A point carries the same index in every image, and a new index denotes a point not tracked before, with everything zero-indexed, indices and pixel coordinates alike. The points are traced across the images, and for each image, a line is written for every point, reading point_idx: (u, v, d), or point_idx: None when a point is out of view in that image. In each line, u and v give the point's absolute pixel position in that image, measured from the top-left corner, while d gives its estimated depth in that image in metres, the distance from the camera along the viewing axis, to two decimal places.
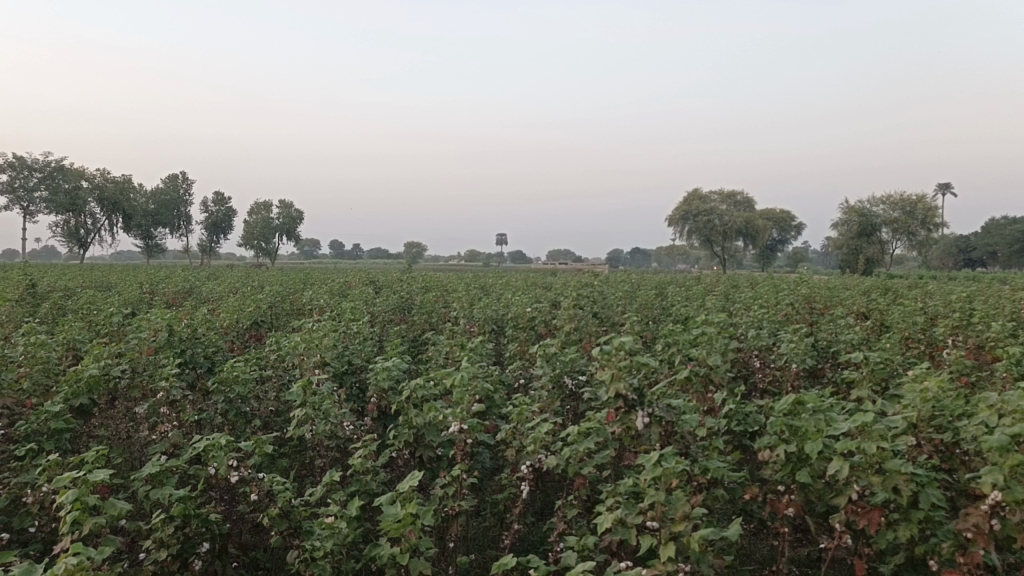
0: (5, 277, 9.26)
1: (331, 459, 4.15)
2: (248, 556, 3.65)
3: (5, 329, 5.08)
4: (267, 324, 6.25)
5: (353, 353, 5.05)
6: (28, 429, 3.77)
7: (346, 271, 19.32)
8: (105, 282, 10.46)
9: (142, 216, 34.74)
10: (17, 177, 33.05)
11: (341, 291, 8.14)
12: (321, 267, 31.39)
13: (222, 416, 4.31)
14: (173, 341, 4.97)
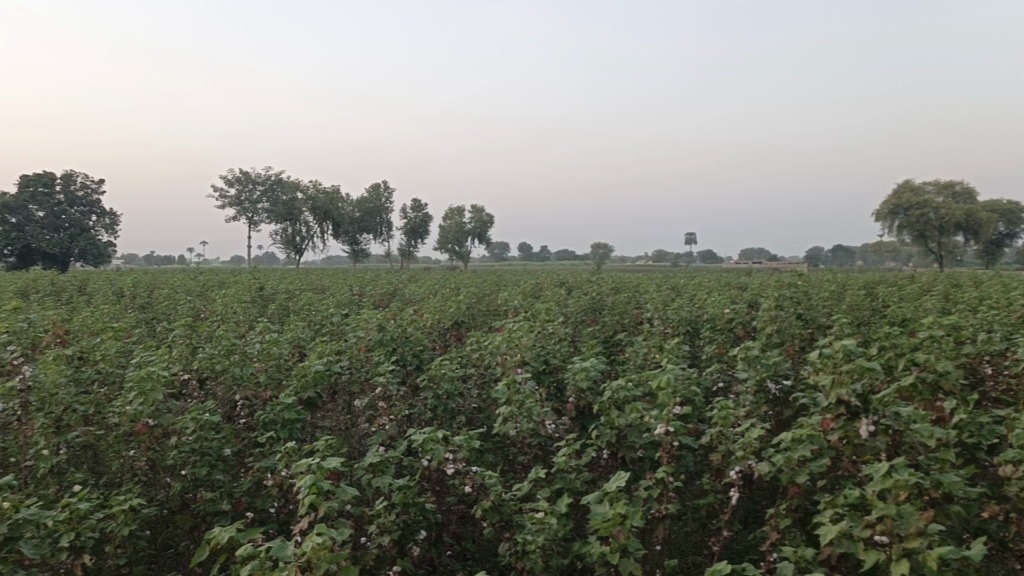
0: (244, 282, 10.28)
1: (534, 457, 4.25)
2: (460, 546, 3.83)
3: (242, 328, 5.62)
4: (467, 324, 6.49)
5: (551, 353, 5.13)
6: (265, 419, 4.18)
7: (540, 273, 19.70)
8: (324, 285, 11.31)
9: (349, 223, 37.29)
10: (244, 191, 36.50)
11: (535, 293, 8.30)
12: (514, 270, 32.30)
13: (432, 411, 4.54)
14: (385, 340, 5.29)
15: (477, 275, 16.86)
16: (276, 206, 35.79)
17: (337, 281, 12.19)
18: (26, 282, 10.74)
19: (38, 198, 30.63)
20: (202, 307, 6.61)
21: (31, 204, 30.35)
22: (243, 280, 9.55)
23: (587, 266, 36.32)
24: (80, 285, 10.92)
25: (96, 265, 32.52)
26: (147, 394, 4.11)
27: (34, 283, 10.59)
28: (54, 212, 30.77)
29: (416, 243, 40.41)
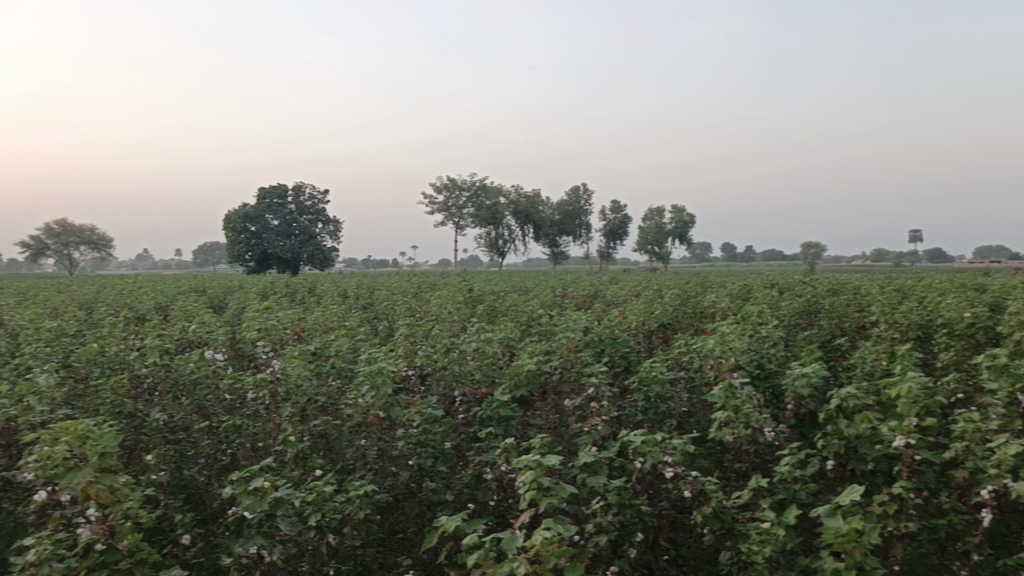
0: (458, 285, 10.76)
1: (751, 464, 4.11)
2: (675, 550, 3.79)
3: (456, 327, 5.89)
4: (674, 327, 6.39)
5: (766, 357, 4.94)
6: (483, 415, 4.36)
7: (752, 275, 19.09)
8: (531, 287, 11.63)
9: (550, 226, 37.94)
10: (451, 198, 38.31)
11: (742, 295, 8.01)
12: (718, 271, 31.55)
13: (643, 413, 4.52)
14: (594, 341, 5.32)
15: (677, 276, 16.55)
16: (481, 211, 37.29)
17: (540, 283, 12.43)
18: (268, 284, 11.86)
19: (274, 207, 33.77)
20: (419, 307, 6.99)
21: (267, 213, 33.54)
22: (452, 282, 10.00)
23: (791, 266, 34.62)
24: (313, 287, 11.92)
25: (322, 268, 35.33)
26: (378, 388, 4.42)
27: (274, 285, 11.68)
28: (287, 221, 33.82)
29: (614, 245, 40.49)
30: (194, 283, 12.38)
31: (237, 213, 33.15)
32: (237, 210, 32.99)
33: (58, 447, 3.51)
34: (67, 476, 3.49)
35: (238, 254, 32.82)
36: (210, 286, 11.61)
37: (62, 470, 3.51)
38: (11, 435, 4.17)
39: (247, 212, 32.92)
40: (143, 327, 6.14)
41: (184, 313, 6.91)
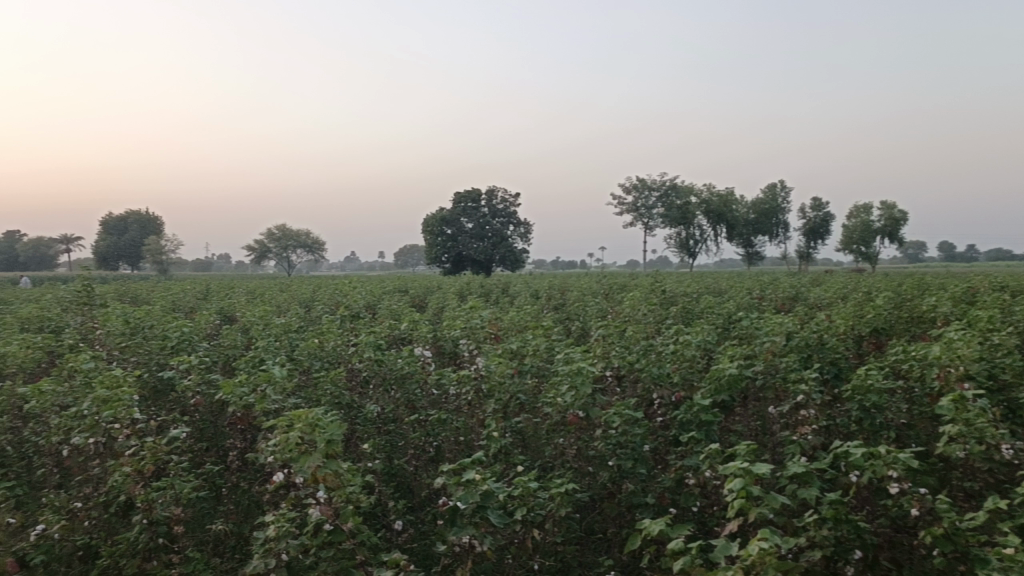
0: (649, 285, 10.70)
1: (984, 484, 3.76)
2: (897, 572, 3.53)
3: (652, 328, 5.84)
4: (888, 332, 5.98)
5: (1000, 368, 4.49)
6: (684, 418, 4.28)
7: (980, 277, 17.47)
8: (728, 288, 11.31)
9: (745, 225, 36.63)
10: (641, 198, 38.11)
11: (967, 299, 7.35)
12: (935, 272, 29.12)
13: (857, 424, 4.26)
14: (799, 346, 5.09)
15: (886, 278, 15.48)
16: (672, 212, 36.72)
17: (738, 284, 12.11)
18: (464, 285, 12.35)
19: (469, 212, 35.18)
20: (613, 309, 7.00)
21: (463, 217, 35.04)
22: (645, 283, 9.93)
23: (1022, 268, 31.29)
24: (507, 288, 12.28)
25: (512, 269, 35.68)
26: (578, 388, 4.44)
27: (470, 286, 12.15)
28: (480, 224, 35.08)
29: (814, 245, 38.44)
30: (397, 283, 13.15)
31: (434, 217, 34.83)
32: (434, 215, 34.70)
33: (292, 433, 3.86)
34: (299, 460, 3.83)
35: (434, 257, 34.44)
36: (412, 287, 12.29)
37: (295, 453, 3.85)
38: (249, 421, 4.63)
39: (444, 216, 34.52)
40: (357, 325, 6.60)
41: (391, 312, 7.35)
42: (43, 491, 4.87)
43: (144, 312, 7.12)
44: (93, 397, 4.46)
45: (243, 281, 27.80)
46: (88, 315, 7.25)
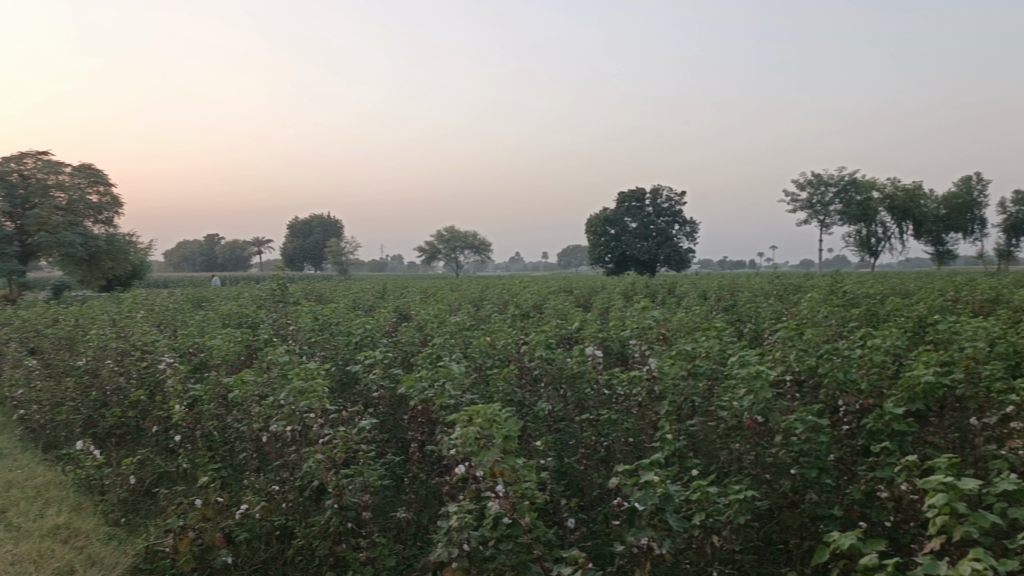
0: (829, 286, 10.23)
1: None
2: None
3: (834, 331, 5.56)
4: None
5: None
6: (874, 427, 4.04)
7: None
8: (917, 289, 10.61)
9: (934, 222, 34.05)
10: (816, 195, 36.38)
11: None
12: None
13: None
14: (1005, 354, 4.67)
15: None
16: (848, 209, 34.74)
17: (931, 286, 11.35)
18: (629, 285, 12.28)
19: (634, 211, 34.88)
20: (789, 310, 6.72)
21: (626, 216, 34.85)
22: (823, 283, 9.51)
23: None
24: (672, 288, 12.09)
25: (676, 269, 34.85)
26: (756, 392, 4.25)
27: (635, 287, 12.07)
28: (644, 223, 34.59)
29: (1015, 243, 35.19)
30: (561, 283, 13.26)
31: (598, 217, 35.09)
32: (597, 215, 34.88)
33: (472, 427, 3.98)
34: (479, 454, 3.94)
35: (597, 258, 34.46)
36: (577, 287, 12.40)
37: (475, 448, 3.97)
38: (429, 415, 4.82)
39: (607, 216, 34.62)
40: (526, 324, 6.71)
41: (559, 312, 7.43)
42: (244, 473, 5.30)
43: (329, 310, 7.58)
44: (290, 387, 4.80)
45: (413, 279, 28.95)
46: (280, 312, 7.84)
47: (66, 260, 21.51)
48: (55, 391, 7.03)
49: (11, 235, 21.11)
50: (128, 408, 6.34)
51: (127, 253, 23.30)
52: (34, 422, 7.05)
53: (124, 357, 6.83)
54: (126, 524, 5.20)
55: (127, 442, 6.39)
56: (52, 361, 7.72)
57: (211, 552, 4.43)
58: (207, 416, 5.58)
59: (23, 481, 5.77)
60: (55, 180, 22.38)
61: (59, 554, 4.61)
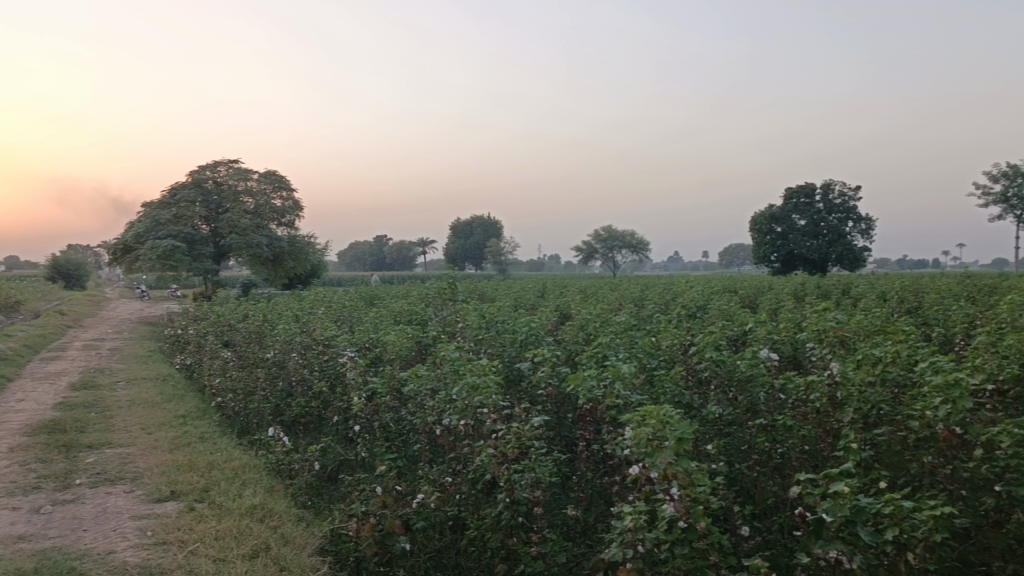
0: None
1: None
2: None
3: None
4: None
5: None
6: None
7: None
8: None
9: None
10: (1012, 187, 33.35)
11: None
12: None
13: None
14: None
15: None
16: None
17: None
18: (798, 285, 11.81)
19: (801, 207, 33.38)
20: (984, 314, 6.21)
21: (794, 214, 33.38)
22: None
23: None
24: (846, 289, 11.50)
25: (852, 269, 32.90)
26: (954, 401, 3.93)
27: (806, 287, 11.61)
28: (814, 220, 32.93)
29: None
30: (726, 283, 12.94)
31: (763, 214, 34.33)
32: (763, 213, 34.16)
33: (646, 428, 3.94)
34: (653, 455, 3.89)
35: (760, 256, 33.35)
36: (745, 288, 12.04)
37: (649, 449, 3.92)
38: (597, 414, 4.83)
39: (773, 214, 33.74)
40: (693, 325, 6.59)
41: (726, 313, 7.24)
42: (418, 465, 5.53)
43: (495, 308, 7.78)
44: (463, 383, 4.98)
45: (573, 279, 29.11)
46: (449, 310, 8.12)
47: (253, 261, 23.22)
48: (248, 381, 7.63)
49: (206, 237, 23.08)
50: (311, 398, 6.79)
51: (306, 254, 24.89)
52: (231, 408, 7.68)
53: (307, 350, 7.31)
54: (312, 506, 5.57)
55: (311, 430, 6.84)
56: (245, 353, 8.38)
57: (390, 538, 4.65)
58: (383, 409, 5.86)
59: (223, 462, 6.30)
60: (244, 186, 24.23)
61: (257, 532, 4.99)
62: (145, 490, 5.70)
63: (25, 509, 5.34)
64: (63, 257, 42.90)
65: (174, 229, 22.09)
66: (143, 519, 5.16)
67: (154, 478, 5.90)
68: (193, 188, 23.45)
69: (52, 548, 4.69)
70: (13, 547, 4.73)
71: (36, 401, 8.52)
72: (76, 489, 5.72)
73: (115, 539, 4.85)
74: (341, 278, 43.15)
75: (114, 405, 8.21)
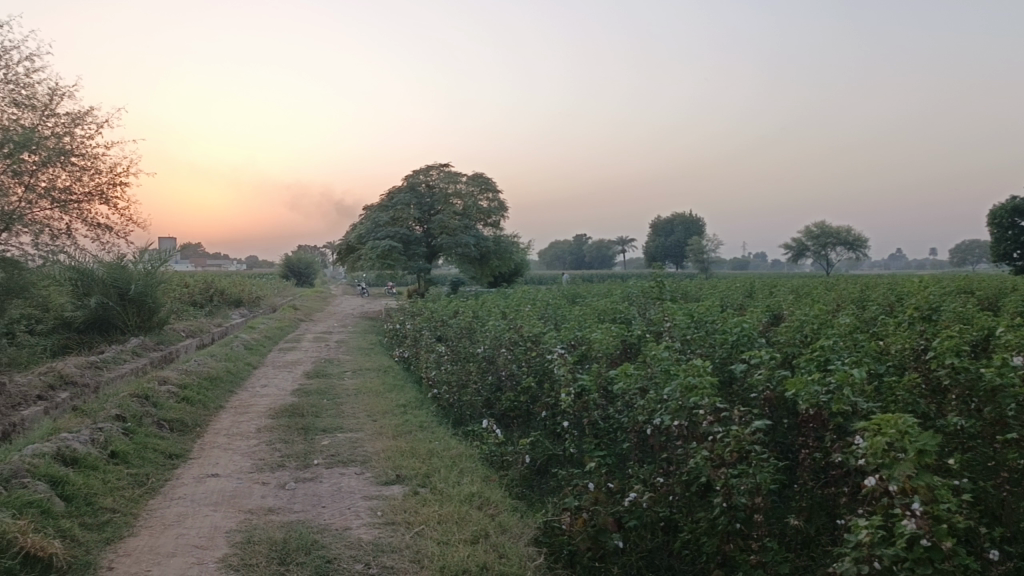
0: None
1: None
2: None
3: None
4: None
5: None
6: None
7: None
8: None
9: None
10: None
11: None
12: None
13: None
14: None
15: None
16: None
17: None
18: None
19: None
20: None
21: None
22: None
23: None
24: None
25: None
26: None
27: None
28: None
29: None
30: (961, 283, 11.85)
31: (1004, 206, 31.07)
32: (1003, 204, 30.74)
33: (882, 438, 3.68)
34: (891, 467, 3.65)
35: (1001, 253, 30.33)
36: (989, 289, 10.93)
37: (886, 460, 3.68)
38: (822, 421, 4.58)
39: (1015, 204, 30.18)
40: (926, 328, 6.09)
41: (964, 316, 6.62)
42: (627, 463, 5.51)
43: (703, 307, 7.63)
44: (677, 383, 4.90)
45: (782, 278, 27.85)
46: (656, 309, 8.06)
47: (462, 261, 24.29)
48: (461, 374, 7.99)
49: (419, 237, 24.43)
50: (520, 393, 6.99)
51: (509, 253, 25.68)
52: (445, 400, 8.09)
53: (515, 346, 7.53)
54: (525, 498, 5.76)
55: (521, 424, 7.06)
56: (457, 347, 8.79)
57: (604, 534, 4.69)
58: (592, 406, 5.90)
59: (441, 451, 6.64)
60: (454, 189, 25.34)
61: (476, 519, 5.23)
62: (373, 473, 6.15)
63: (273, 484, 5.93)
64: (291, 257, 47.13)
65: (390, 231, 23.60)
66: (373, 500, 5.56)
67: (381, 463, 6.35)
68: (408, 192, 24.92)
69: (297, 522, 5.17)
70: (265, 517, 5.26)
71: (278, 386, 9.44)
72: (315, 468, 6.26)
73: (350, 517, 5.26)
74: (543, 277, 44.11)
75: (343, 393, 8.91)
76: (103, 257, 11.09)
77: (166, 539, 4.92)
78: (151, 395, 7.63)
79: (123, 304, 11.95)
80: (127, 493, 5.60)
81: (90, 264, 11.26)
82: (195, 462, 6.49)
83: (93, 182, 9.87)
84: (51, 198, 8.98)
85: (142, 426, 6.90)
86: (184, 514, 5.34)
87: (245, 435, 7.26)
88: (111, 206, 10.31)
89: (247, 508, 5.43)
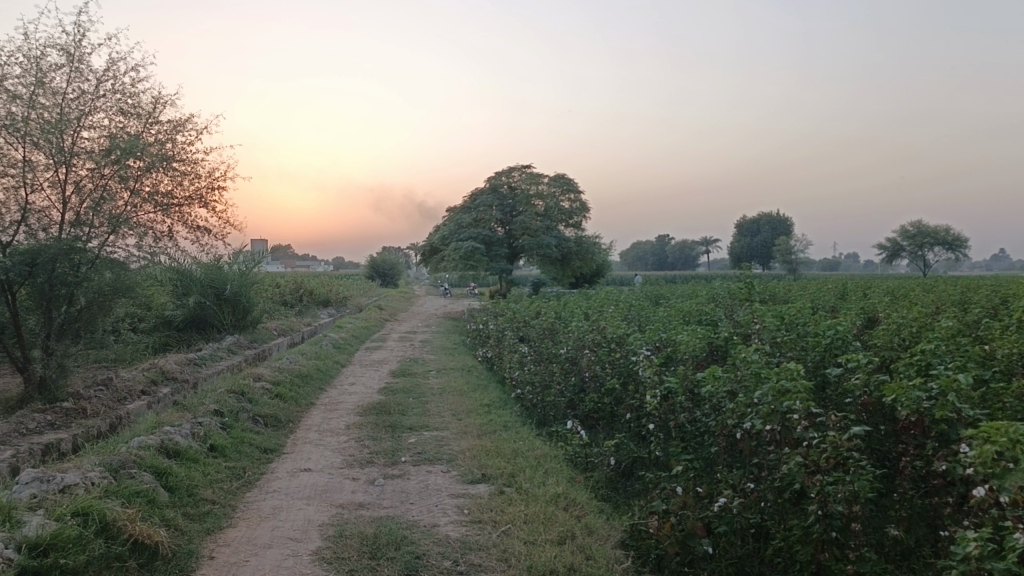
0: None
1: None
2: None
3: None
4: None
5: None
6: None
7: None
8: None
9: None
10: None
11: None
12: None
13: None
14: None
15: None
16: None
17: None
18: None
19: None
20: None
21: None
22: None
23: None
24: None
25: None
26: None
27: None
28: None
29: None
30: None
31: None
32: None
33: (992, 446, 3.49)
34: (1002, 478, 3.49)
35: None
36: None
37: (996, 469, 3.51)
38: (923, 427, 4.38)
39: None
40: None
41: None
42: (715, 467, 5.40)
43: (795, 309, 7.44)
44: (769, 387, 4.77)
45: (879, 280, 26.84)
46: (744, 310, 7.90)
47: (543, 261, 24.32)
48: (545, 375, 8.00)
49: (501, 238, 24.60)
50: (604, 394, 6.95)
51: (591, 254, 25.56)
52: (529, 400, 8.12)
53: (599, 347, 7.49)
54: (611, 500, 5.73)
55: (606, 426, 7.02)
56: (540, 348, 8.81)
57: (693, 539, 4.63)
58: (679, 408, 5.81)
59: (526, 451, 6.67)
60: (535, 190, 25.41)
61: (562, 519, 5.23)
62: (459, 471, 6.23)
63: (362, 480, 6.07)
64: (376, 258, 48.19)
65: (472, 231, 23.84)
66: (459, 498, 5.63)
67: (466, 461, 6.42)
68: (489, 193, 25.16)
69: (386, 517, 5.28)
70: (355, 512, 5.39)
71: (365, 385, 9.66)
72: (402, 466, 6.38)
73: (437, 514, 5.34)
74: (626, 279, 43.78)
75: (428, 392, 9.05)
76: (201, 259, 11.55)
77: (262, 530, 5.09)
78: (246, 391, 7.92)
79: (219, 303, 12.44)
80: (226, 486, 5.83)
81: (189, 265, 11.76)
82: (288, 457, 6.71)
83: (192, 187, 10.30)
84: (154, 202, 9.40)
85: (238, 421, 7.17)
86: (279, 507, 5.52)
87: (335, 431, 7.46)
88: (208, 209, 10.73)
89: (338, 503, 5.57)
